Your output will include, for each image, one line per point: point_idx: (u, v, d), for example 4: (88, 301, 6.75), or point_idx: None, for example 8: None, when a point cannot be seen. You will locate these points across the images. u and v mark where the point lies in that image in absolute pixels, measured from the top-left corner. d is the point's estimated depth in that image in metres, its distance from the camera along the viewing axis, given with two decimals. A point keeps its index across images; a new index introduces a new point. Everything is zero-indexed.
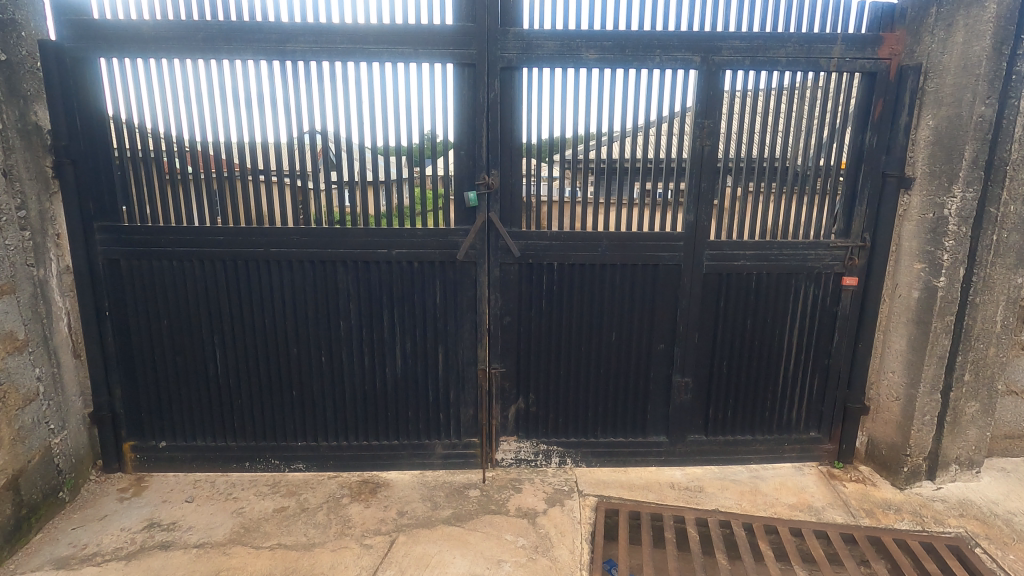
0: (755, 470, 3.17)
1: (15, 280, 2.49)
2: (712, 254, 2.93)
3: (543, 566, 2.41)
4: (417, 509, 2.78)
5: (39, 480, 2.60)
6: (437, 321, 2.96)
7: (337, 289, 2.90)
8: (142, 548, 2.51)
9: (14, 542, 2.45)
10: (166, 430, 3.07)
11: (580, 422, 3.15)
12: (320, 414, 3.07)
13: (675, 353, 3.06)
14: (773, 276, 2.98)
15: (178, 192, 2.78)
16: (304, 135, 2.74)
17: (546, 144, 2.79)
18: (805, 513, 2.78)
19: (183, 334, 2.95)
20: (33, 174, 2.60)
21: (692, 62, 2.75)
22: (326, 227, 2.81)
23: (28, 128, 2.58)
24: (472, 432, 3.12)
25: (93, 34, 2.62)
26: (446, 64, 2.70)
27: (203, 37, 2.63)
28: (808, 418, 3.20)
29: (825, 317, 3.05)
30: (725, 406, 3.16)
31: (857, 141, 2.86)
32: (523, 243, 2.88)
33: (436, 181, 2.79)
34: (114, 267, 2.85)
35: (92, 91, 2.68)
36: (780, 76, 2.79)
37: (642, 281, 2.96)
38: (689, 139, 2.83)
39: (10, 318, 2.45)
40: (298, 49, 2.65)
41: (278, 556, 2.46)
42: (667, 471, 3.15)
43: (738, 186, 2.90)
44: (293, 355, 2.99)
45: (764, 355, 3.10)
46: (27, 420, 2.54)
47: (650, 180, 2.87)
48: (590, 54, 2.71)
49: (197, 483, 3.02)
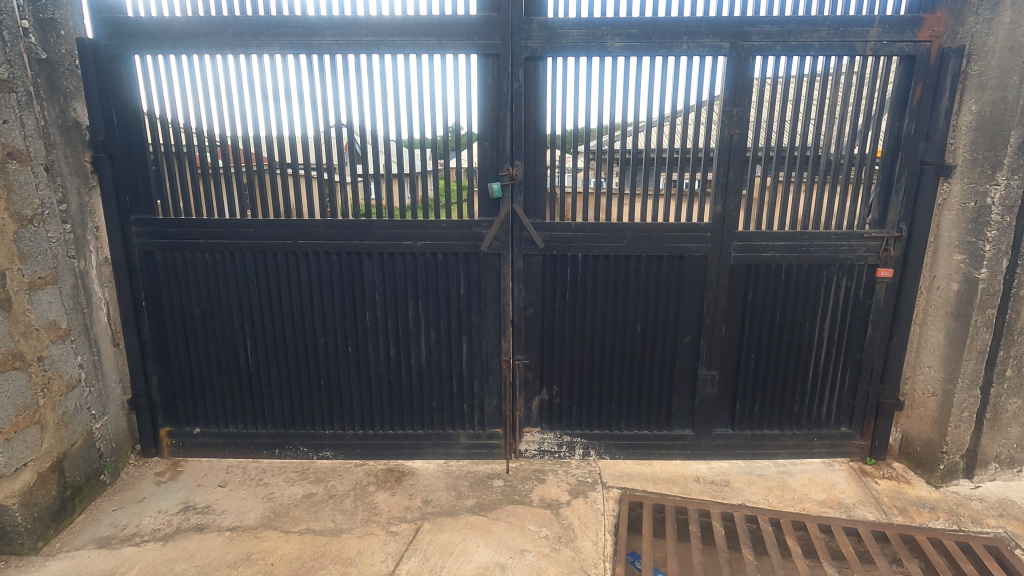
0: (783, 465, 3.11)
1: (58, 272, 2.59)
2: (740, 246, 2.87)
3: (567, 556, 2.42)
4: (442, 498, 2.82)
5: (82, 464, 2.72)
6: (461, 312, 2.98)
7: (362, 281, 2.94)
8: (178, 530, 2.60)
9: (60, 522, 2.57)
10: (200, 417, 3.17)
11: (604, 414, 3.14)
12: (347, 403, 3.13)
13: (701, 346, 3.02)
14: (803, 267, 2.91)
15: (209, 185, 2.84)
16: (331, 129, 2.78)
17: (571, 135, 2.78)
18: (835, 509, 2.73)
19: (215, 324, 3.03)
20: (72, 168, 2.68)
21: (720, 49, 2.68)
22: (351, 219, 2.85)
23: (68, 125, 2.66)
24: (496, 423, 3.14)
25: (128, 32, 2.69)
26: (470, 55, 2.69)
27: (232, 32, 2.68)
28: (839, 414, 3.12)
29: (858, 309, 2.97)
30: (752, 401, 3.11)
31: (893, 129, 2.76)
32: (547, 234, 2.86)
33: (460, 173, 2.81)
34: (150, 259, 2.94)
35: (127, 87, 2.76)
36: (813, 61, 2.71)
37: (667, 272, 2.92)
38: (716, 128, 2.77)
39: (53, 308, 2.55)
40: (324, 43, 2.68)
41: (307, 541, 2.52)
42: (692, 465, 3.13)
43: (768, 176, 2.83)
44: (321, 345, 3.05)
45: (793, 349, 3.03)
46: (70, 406, 2.65)
47: (676, 170, 2.82)
48: (615, 42, 2.67)
49: (230, 468, 3.11)
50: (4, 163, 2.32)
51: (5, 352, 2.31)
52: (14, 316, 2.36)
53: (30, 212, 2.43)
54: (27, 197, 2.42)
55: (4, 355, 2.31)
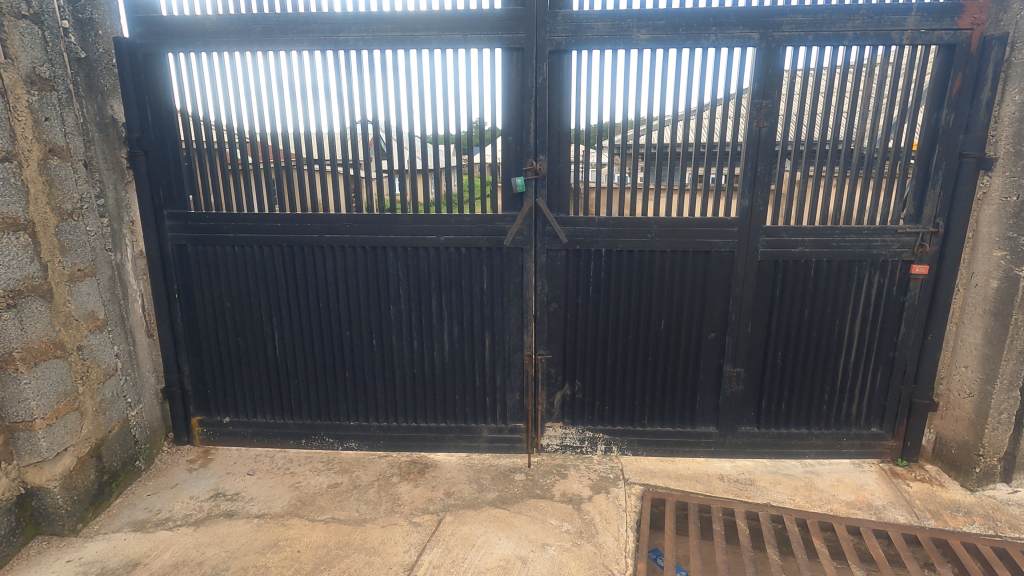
0: (810, 465, 3.06)
1: (96, 264, 2.68)
2: (768, 241, 2.82)
3: (588, 551, 2.42)
4: (464, 490, 2.85)
5: (118, 450, 2.82)
6: (484, 307, 2.99)
7: (387, 274, 2.97)
8: (209, 516, 2.68)
9: (98, 505, 2.67)
10: (230, 407, 3.25)
11: (626, 410, 3.12)
12: (371, 395, 3.17)
13: (727, 343, 2.97)
14: (834, 263, 2.84)
15: (239, 181, 2.90)
16: (357, 125, 2.81)
17: (595, 130, 2.75)
18: (864, 511, 2.67)
19: (244, 317, 3.10)
20: (109, 164, 2.77)
21: (750, 39, 2.63)
22: (377, 214, 2.88)
23: (105, 122, 2.75)
24: (518, 418, 3.15)
25: (162, 30, 2.76)
26: (495, 49, 2.69)
27: (262, 29, 2.72)
28: (869, 414, 3.05)
29: (890, 307, 2.89)
30: (779, 399, 3.06)
31: (930, 120, 2.67)
32: (570, 229, 2.86)
33: (484, 168, 2.81)
34: (182, 252, 3.02)
35: (161, 85, 2.84)
36: (847, 52, 2.63)
37: (693, 268, 2.89)
38: (745, 121, 2.72)
39: (91, 299, 2.64)
40: (350, 39, 2.71)
41: (332, 529, 2.57)
42: (716, 463, 3.09)
43: (798, 171, 2.77)
44: (346, 338, 3.09)
45: (823, 347, 2.97)
46: (107, 393, 2.75)
47: (703, 164, 2.78)
48: (641, 34, 2.64)
49: (258, 457, 3.19)
50: (46, 159, 2.41)
51: (47, 340, 2.41)
52: (55, 306, 2.45)
53: (70, 206, 2.52)
54: (67, 192, 2.51)
55: (46, 344, 2.41)
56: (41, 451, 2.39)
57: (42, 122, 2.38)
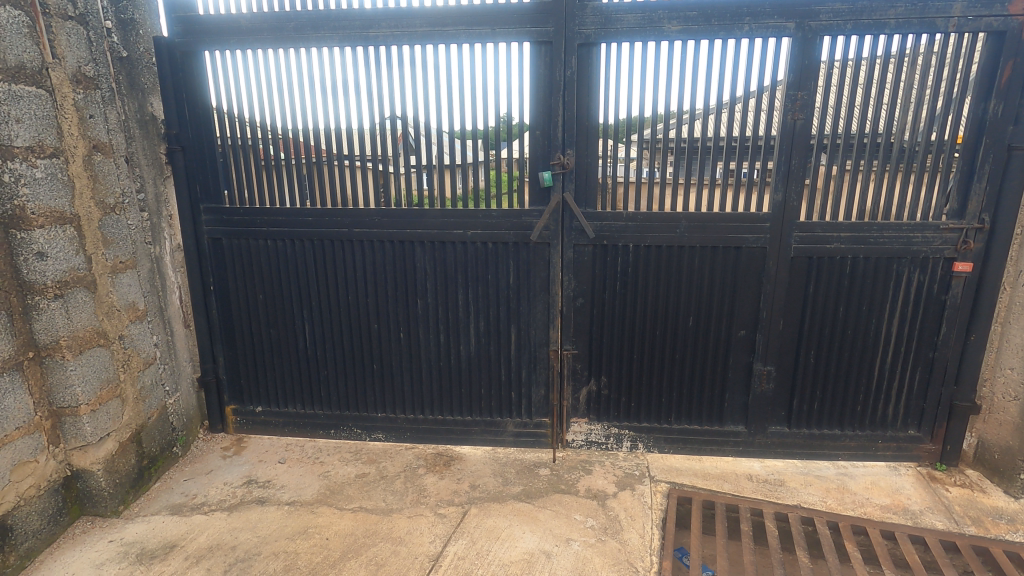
0: (843, 467, 2.98)
1: (136, 257, 2.77)
2: (802, 236, 2.75)
3: (612, 548, 2.41)
4: (489, 484, 2.87)
5: (157, 436, 2.92)
6: (511, 301, 2.99)
7: (414, 269, 3.00)
8: (242, 502, 2.76)
9: (137, 488, 2.78)
10: (262, 397, 3.34)
11: (653, 407, 3.09)
12: (398, 387, 3.21)
13: (757, 340, 2.91)
14: (871, 260, 2.75)
15: (272, 176, 2.97)
16: (386, 121, 2.84)
17: (624, 124, 2.72)
18: (899, 516, 2.59)
19: (276, 309, 3.17)
20: (149, 160, 2.86)
21: (785, 29, 2.56)
22: (405, 209, 2.91)
23: (146, 119, 2.84)
24: (543, 413, 3.15)
25: (199, 29, 2.84)
26: (523, 43, 2.68)
27: (294, 27, 2.77)
28: (907, 416, 2.95)
29: (930, 306, 2.78)
30: (811, 399, 2.98)
31: (977, 111, 2.56)
32: (598, 224, 2.84)
33: (511, 164, 2.81)
34: (217, 245, 3.11)
35: (198, 82, 2.91)
36: (887, 41, 2.54)
37: (723, 264, 2.83)
38: (779, 113, 2.66)
39: (132, 290, 2.73)
40: (380, 35, 2.73)
41: (360, 518, 2.62)
42: (744, 463, 3.04)
43: (833, 165, 2.69)
44: (374, 331, 3.14)
45: (858, 346, 2.88)
46: (147, 381, 2.85)
47: (734, 159, 2.72)
48: (672, 25, 2.59)
49: (289, 446, 3.27)
50: (91, 155, 2.51)
51: (92, 330, 2.50)
52: (99, 297, 2.55)
53: (112, 201, 2.62)
54: (110, 187, 2.60)
55: (91, 333, 2.50)
56: (86, 435, 2.49)
57: (87, 119, 2.48)
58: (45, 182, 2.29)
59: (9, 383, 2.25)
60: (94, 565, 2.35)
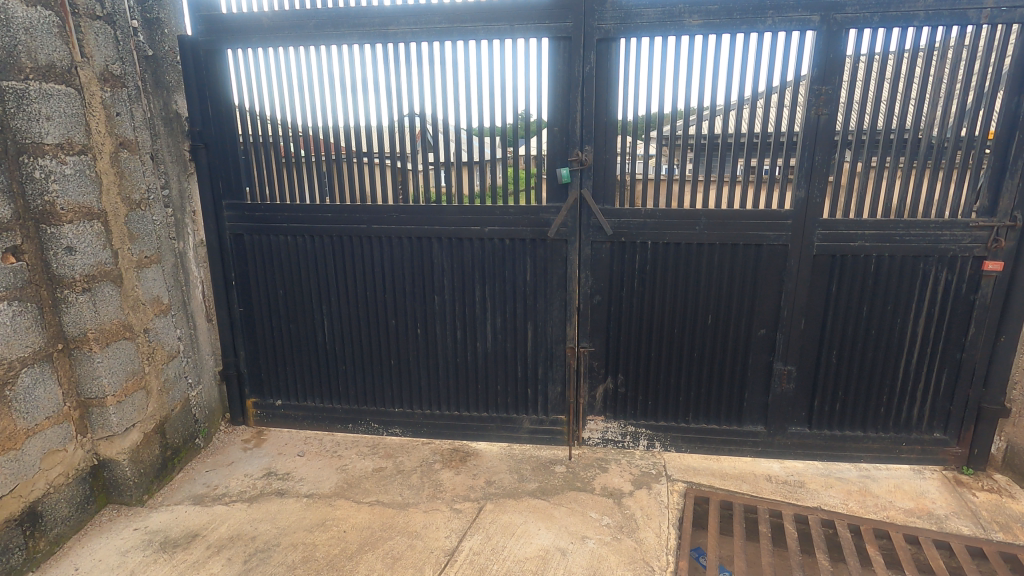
0: (865, 470, 2.93)
1: (161, 252, 2.83)
2: (824, 234, 2.70)
3: (628, 546, 2.39)
4: (505, 480, 2.87)
5: (180, 428, 2.99)
6: (527, 298, 2.99)
7: (431, 265, 3.02)
8: (262, 493, 2.80)
9: (161, 478, 2.84)
10: (281, 390, 3.38)
11: (670, 406, 3.06)
12: (415, 382, 3.23)
13: (778, 339, 2.87)
14: (897, 258, 2.69)
15: (293, 173, 3.00)
16: (404, 118, 2.85)
17: (643, 121, 2.70)
18: (923, 520, 2.54)
19: (296, 304, 3.21)
20: (173, 157, 2.91)
21: (810, 22, 2.51)
22: (423, 206, 2.92)
23: (170, 117, 2.89)
24: (559, 410, 3.14)
25: (222, 28, 2.88)
26: (542, 38, 2.67)
27: (314, 25, 2.79)
28: (932, 418, 2.89)
29: (958, 306, 2.71)
30: (833, 400, 2.93)
31: (1010, 106, 2.48)
32: (616, 221, 2.82)
33: (530, 161, 2.80)
34: (239, 241, 3.16)
35: (221, 81, 2.96)
36: (916, 34, 2.48)
37: (743, 261, 2.79)
38: (802, 109, 2.61)
39: (156, 285, 2.79)
40: (399, 32, 2.74)
41: (376, 511, 2.64)
42: (763, 463, 3.00)
43: (858, 161, 2.64)
44: (392, 326, 3.16)
45: (882, 346, 2.83)
46: (171, 374, 2.91)
47: (756, 155, 2.69)
48: (693, 20, 2.56)
49: (308, 440, 3.31)
50: (117, 152, 2.56)
51: (118, 323, 2.56)
52: (125, 291, 2.60)
53: (138, 197, 2.67)
54: (135, 183, 2.66)
55: (117, 326, 2.56)
56: (112, 426, 2.55)
57: (114, 116, 2.53)
58: (74, 179, 2.35)
59: (40, 373, 2.32)
60: (119, 552, 2.41)
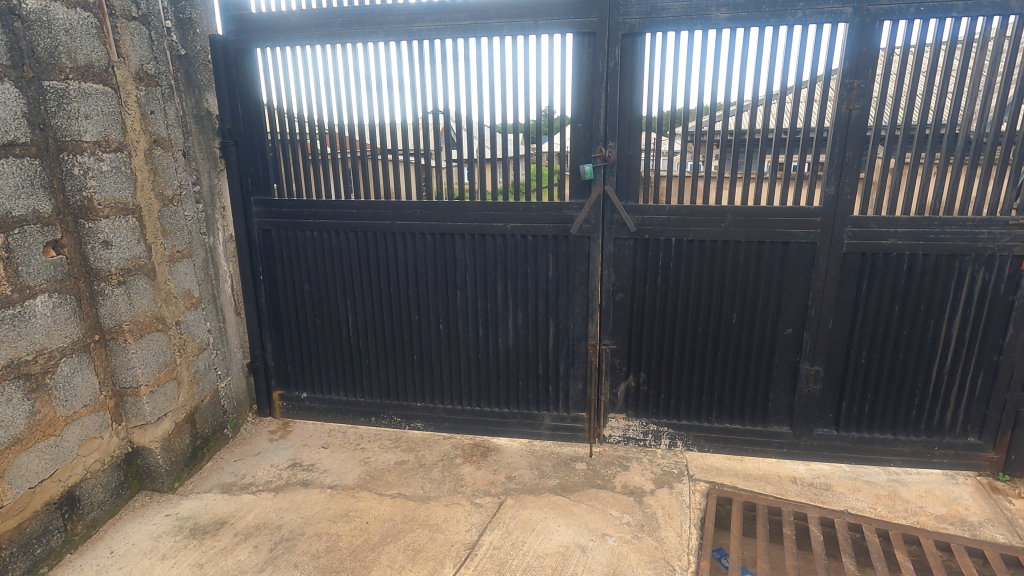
0: (895, 473, 2.85)
1: (192, 247, 2.91)
2: (855, 231, 2.63)
3: (649, 545, 2.38)
4: (525, 476, 2.88)
5: (209, 418, 3.07)
6: (549, 295, 2.99)
7: (454, 261, 3.03)
8: (287, 484, 2.86)
9: (191, 467, 2.93)
10: (307, 383, 3.45)
11: (693, 405, 3.03)
12: (437, 377, 3.26)
13: (805, 339, 2.81)
14: (931, 257, 2.61)
15: (319, 170, 3.05)
16: (428, 115, 2.87)
17: (668, 117, 2.67)
18: (956, 526, 2.47)
19: (321, 298, 3.26)
20: (204, 154, 2.99)
21: (842, 14, 2.45)
22: (446, 202, 2.94)
23: (201, 115, 2.96)
24: (580, 407, 3.13)
25: (252, 27, 2.94)
26: (566, 34, 2.65)
27: (341, 23, 2.83)
28: (967, 422, 2.80)
29: (996, 307, 2.62)
30: (861, 402, 2.86)
31: None
32: (639, 218, 2.79)
33: (553, 157, 2.80)
34: (266, 236, 3.22)
35: (250, 80, 3.02)
36: (954, 25, 2.39)
37: (770, 259, 2.75)
38: (832, 103, 2.55)
39: (188, 279, 2.87)
40: (424, 29, 2.76)
41: (398, 504, 2.68)
42: (789, 465, 2.95)
43: (891, 157, 2.57)
44: (415, 322, 3.19)
45: (915, 347, 2.75)
46: (201, 366, 2.99)
47: (784, 152, 2.63)
48: (720, 13, 2.52)
49: (332, 432, 3.37)
50: (151, 149, 2.64)
51: (151, 315, 2.64)
52: (158, 284, 2.68)
53: (170, 192, 2.75)
54: (168, 179, 2.73)
55: (150, 318, 2.64)
56: (145, 415, 2.64)
57: (148, 114, 2.61)
58: (110, 175, 2.42)
59: (78, 363, 2.40)
60: (151, 537, 2.49)
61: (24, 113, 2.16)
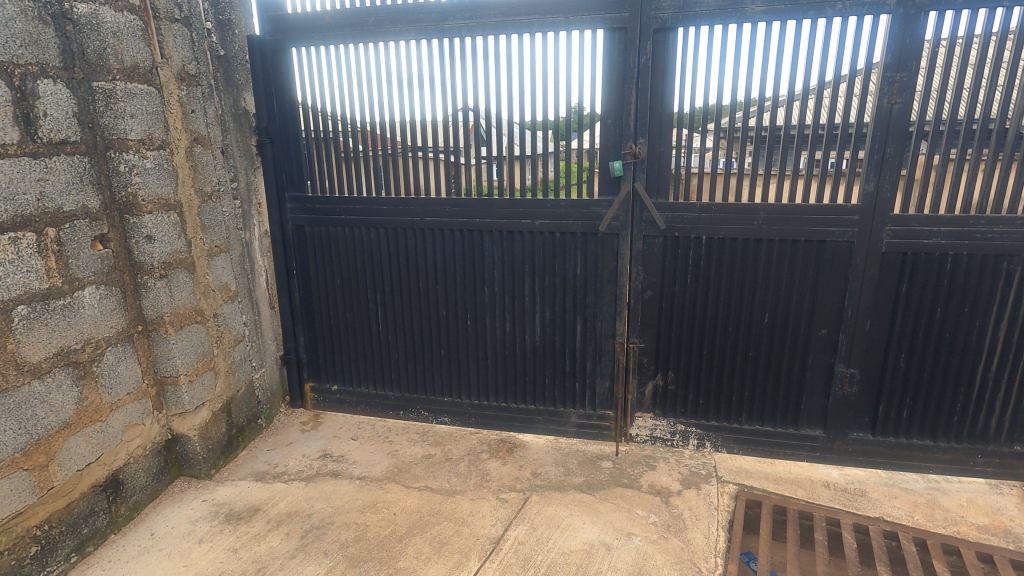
0: (934, 481, 2.76)
1: (229, 241, 3.00)
2: (895, 230, 2.55)
3: (675, 546, 2.36)
4: (551, 472, 2.89)
5: (244, 408, 3.17)
6: (577, 292, 2.98)
7: (482, 258, 3.05)
8: (318, 474, 2.93)
9: (227, 455, 3.03)
10: (337, 376, 3.52)
11: (723, 406, 2.98)
12: (464, 372, 3.29)
13: (840, 341, 2.73)
14: (977, 258, 2.51)
15: (351, 167, 3.10)
16: (458, 112, 2.89)
17: (700, 113, 2.63)
18: (999, 538, 2.37)
19: (351, 293, 3.32)
20: (242, 152, 3.07)
21: (885, 6, 2.36)
22: (475, 199, 2.96)
23: (239, 114, 3.05)
24: (607, 405, 3.12)
25: (287, 27, 3.00)
26: (597, 30, 2.64)
27: (373, 21, 2.87)
28: (1013, 430, 2.68)
29: None
30: (899, 407, 2.77)
31: None
32: (669, 215, 2.76)
33: (582, 154, 2.79)
34: (299, 232, 3.30)
35: (285, 79, 3.09)
36: (1005, 15, 2.29)
37: (804, 258, 2.68)
38: (873, 97, 2.47)
39: (225, 273, 2.96)
40: (454, 26, 2.78)
41: (425, 496, 2.72)
42: (821, 469, 2.88)
43: (935, 153, 2.47)
44: (443, 317, 3.23)
45: (957, 351, 2.65)
46: (236, 357, 3.08)
47: (821, 148, 2.57)
48: (756, 6, 2.46)
49: (361, 425, 3.44)
50: (192, 147, 2.73)
51: (190, 307, 2.73)
52: (197, 277, 2.78)
53: (210, 189, 2.84)
54: (208, 176, 2.82)
55: (189, 310, 2.74)
56: (184, 403, 2.74)
57: (189, 113, 2.70)
58: (154, 172, 2.52)
59: (122, 353, 2.51)
60: (189, 521, 2.58)
61: (74, 112, 2.26)
